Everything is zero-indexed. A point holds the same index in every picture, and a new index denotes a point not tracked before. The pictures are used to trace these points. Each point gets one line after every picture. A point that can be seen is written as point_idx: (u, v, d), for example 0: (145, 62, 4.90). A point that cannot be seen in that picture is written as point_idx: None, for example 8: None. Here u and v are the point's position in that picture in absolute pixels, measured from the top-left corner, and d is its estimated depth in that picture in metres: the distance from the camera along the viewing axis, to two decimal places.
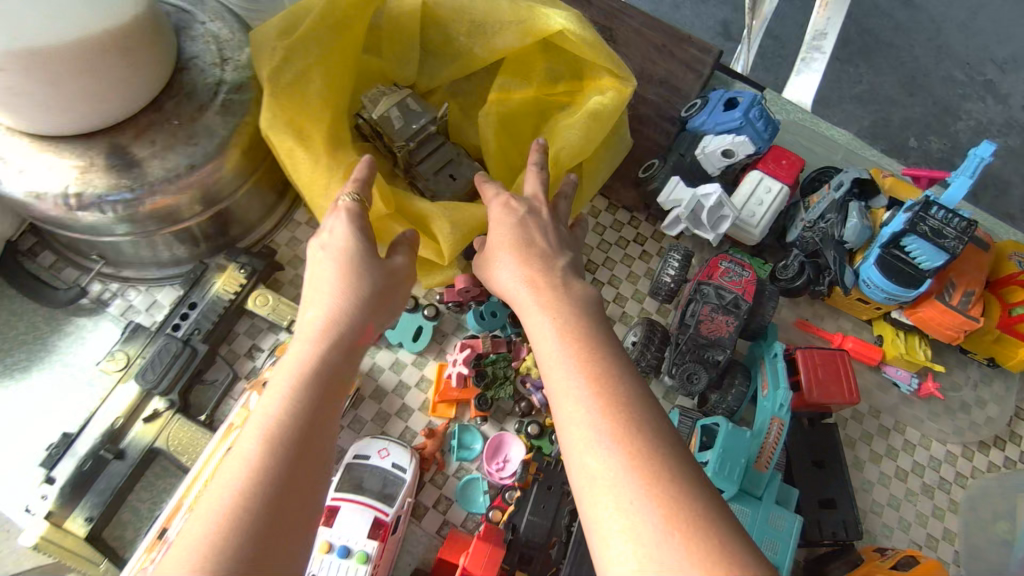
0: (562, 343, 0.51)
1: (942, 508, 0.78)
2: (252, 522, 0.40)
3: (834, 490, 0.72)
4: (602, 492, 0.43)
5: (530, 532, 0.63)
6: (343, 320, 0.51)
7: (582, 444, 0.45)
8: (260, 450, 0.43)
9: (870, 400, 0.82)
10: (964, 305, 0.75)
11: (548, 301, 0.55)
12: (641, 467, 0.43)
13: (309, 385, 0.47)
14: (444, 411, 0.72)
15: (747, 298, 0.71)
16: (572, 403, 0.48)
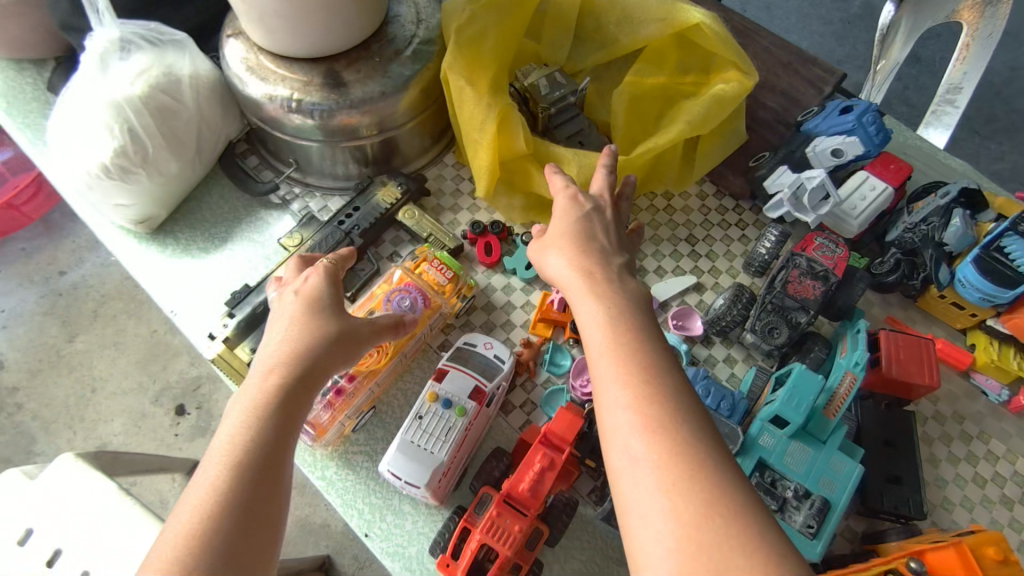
0: (607, 344, 0.57)
1: (1020, 522, 0.77)
2: (227, 510, 0.50)
3: (902, 469, 0.74)
4: (641, 474, 0.50)
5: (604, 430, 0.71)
6: (313, 352, 0.60)
7: (625, 432, 0.52)
8: (228, 459, 0.53)
9: (956, 404, 0.83)
10: None
11: (594, 297, 0.62)
12: (669, 466, 0.49)
13: (273, 401, 0.56)
14: (542, 329, 0.83)
15: (837, 272, 0.77)
16: (611, 398, 0.54)
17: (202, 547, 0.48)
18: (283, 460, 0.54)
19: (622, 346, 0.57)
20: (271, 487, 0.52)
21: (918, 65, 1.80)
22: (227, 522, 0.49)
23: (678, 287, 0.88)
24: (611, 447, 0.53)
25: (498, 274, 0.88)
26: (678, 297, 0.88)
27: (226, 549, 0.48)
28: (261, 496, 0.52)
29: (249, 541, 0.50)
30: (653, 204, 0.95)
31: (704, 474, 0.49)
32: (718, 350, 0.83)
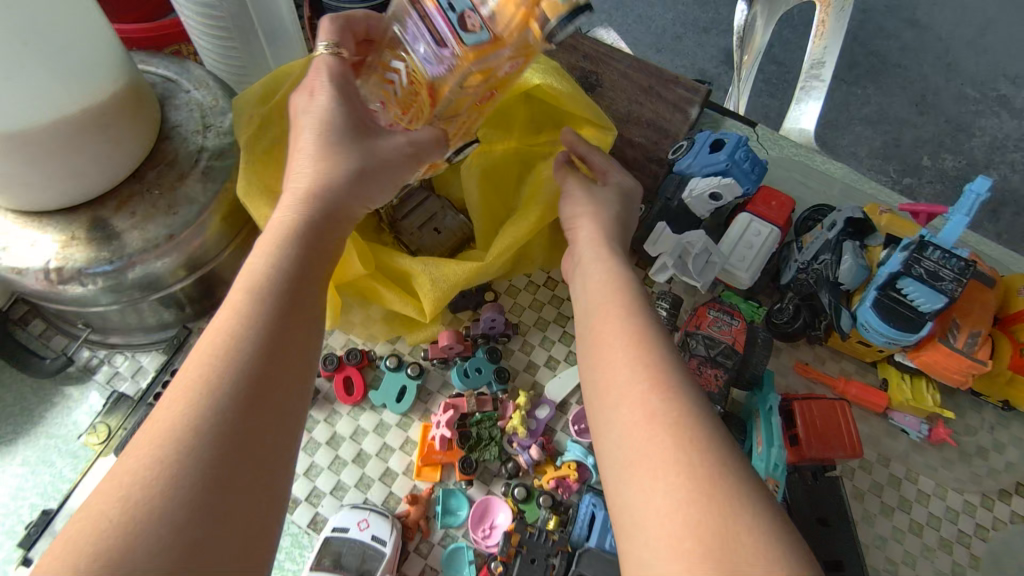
0: (615, 320, 0.54)
1: (962, 563, 0.74)
2: (195, 447, 0.39)
3: (842, 551, 0.68)
4: (655, 477, 0.43)
5: None
6: (287, 263, 0.51)
7: (638, 426, 0.46)
8: (231, 319, 0.46)
9: (878, 447, 0.78)
10: (970, 347, 0.71)
11: (601, 279, 0.60)
12: (680, 432, 0.45)
13: (262, 297, 0.48)
14: (429, 475, 0.71)
15: (737, 347, 0.69)
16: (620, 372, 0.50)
17: (177, 463, 0.38)
18: (275, 392, 0.44)
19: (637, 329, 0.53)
20: (256, 438, 0.42)
21: (782, 23, 1.80)
22: (206, 435, 0.40)
23: (574, 380, 0.78)
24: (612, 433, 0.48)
25: (367, 412, 0.74)
26: (576, 392, 0.78)
27: (194, 491, 0.38)
28: (240, 437, 0.41)
29: (222, 501, 0.39)
30: (532, 282, 0.84)
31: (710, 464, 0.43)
32: None
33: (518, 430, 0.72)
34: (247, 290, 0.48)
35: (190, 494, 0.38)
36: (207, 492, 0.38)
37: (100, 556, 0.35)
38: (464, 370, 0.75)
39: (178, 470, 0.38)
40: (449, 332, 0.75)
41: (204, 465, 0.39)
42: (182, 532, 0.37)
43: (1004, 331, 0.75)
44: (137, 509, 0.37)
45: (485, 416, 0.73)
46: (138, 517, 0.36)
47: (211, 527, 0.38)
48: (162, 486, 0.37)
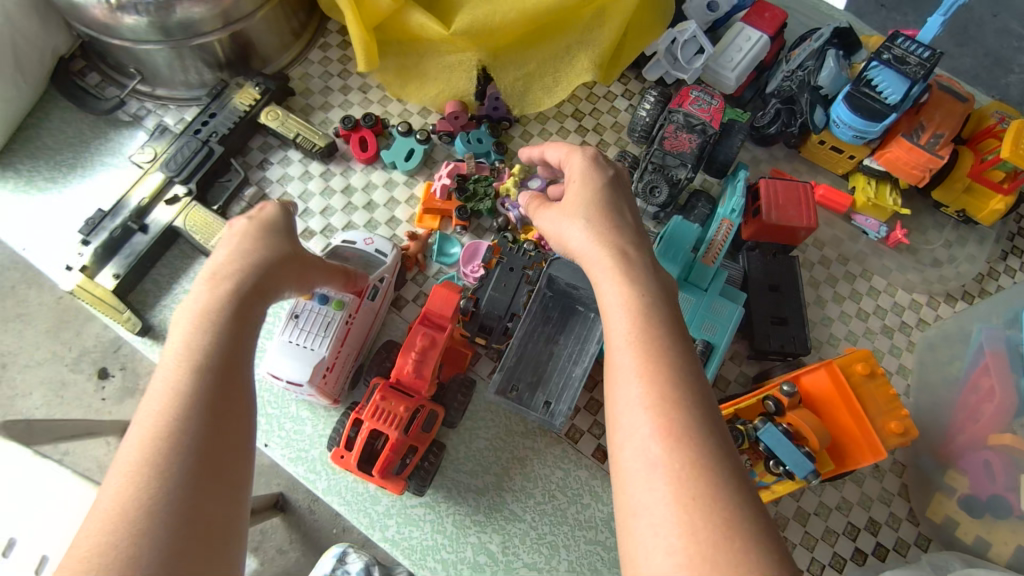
0: (630, 348, 0.47)
1: (899, 347, 0.82)
2: (186, 445, 0.37)
3: (788, 311, 0.77)
4: (645, 475, 0.41)
5: (491, 304, 0.68)
6: (254, 263, 0.48)
7: (637, 438, 0.43)
8: (199, 336, 0.42)
9: (839, 246, 0.86)
10: (933, 145, 0.77)
11: (612, 281, 0.53)
12: (683, 484, 0.40)
13: (218, 320, 0.43)
14: (429, 222, 0.80)
15: (714, 124, 0.76)
16: (630, 394, 0.45)
17: (166, 451, 0.37)
18: (241, 394, 0.41)
19: (645, 354, 0.47)
20: (233, 434, 0.39)
21: None
22: (191, 441, 0.37)
23: None
24: (621, 437, 0.44)
25: (378, 171, 0.84)
26: None
27: (189, 489, 0.36)
28: (221, 440, 0.39)
29: (216, 499, 0.37)
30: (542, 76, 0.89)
31: (707, 489, 0.39)
32: None
33: (510, 193, 0.80)
34: (220, 293, 0.45)
35: (182, 491, 0.36)
36: (196, 504, 0.36)
37: (113, 564, 0.32)
38: (467, 138, 0.83)
39: (171, 465, 0.36)
40: (457, 102, 0.82)
41: (192, 458, 0.37)
42: (184, 512, 0.35)
43: (970, 147, 0.82)
44: (137, 516, 0.34)
45: (483, 177, 0.81)
46: (139, 523, 0.34)
47: (207, 511, 0.36)
48: (151, 504, 0.35)
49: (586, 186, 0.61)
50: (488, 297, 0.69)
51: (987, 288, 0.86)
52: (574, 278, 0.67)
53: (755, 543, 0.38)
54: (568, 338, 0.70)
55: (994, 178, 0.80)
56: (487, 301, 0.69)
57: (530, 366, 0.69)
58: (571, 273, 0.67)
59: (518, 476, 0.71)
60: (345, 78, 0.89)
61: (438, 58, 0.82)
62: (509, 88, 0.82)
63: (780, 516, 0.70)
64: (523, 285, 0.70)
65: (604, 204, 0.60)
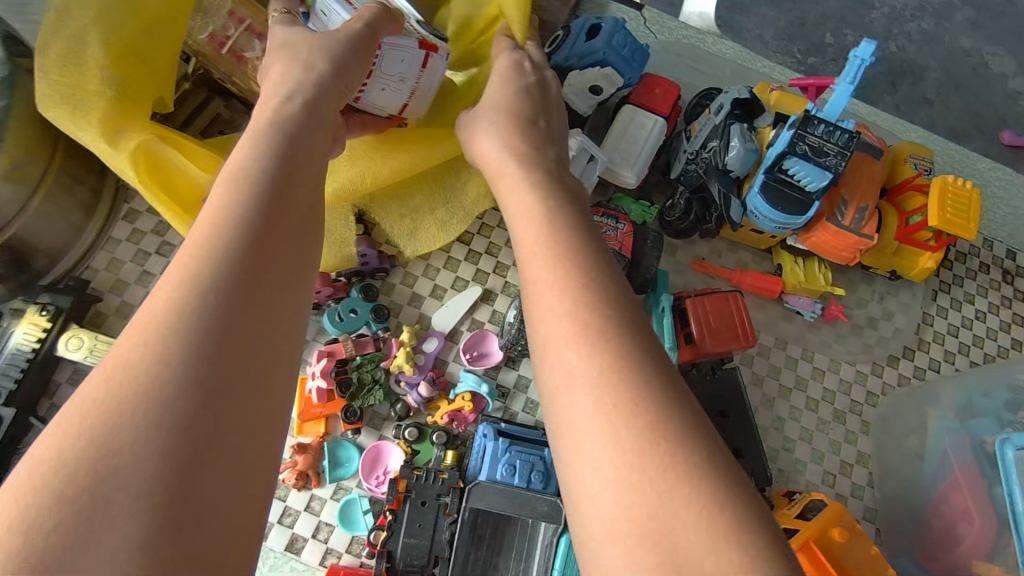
0: (564, 320, 0.38)
1: (854, 432, 0.76)
2: (180, 335, 0.32)
3: (740, 439, 0.68)
4: (575, 410, 0.35)
5: (408, 554, 0.57)
6: (247, 172, 0.41)
7: (560, 366, 0.37)
8: (204, 248, 0.36)
9: (775, 331, 0.78)
10: (858, 223, 0.70)
11: (536, 247, 0.44)
12: (612, 401, 0.34)
13: (214, 226, 0.37)
14: (313, 429, 0.65)
15: (624, 252, 0.66)
16: (552, 328, 0.39)
17: (148, 397, 0.30)
18: (250, 333, 0.34)
19: (595, 346, 0.36)
20: (235, 381, 0.32)
21: None
22: (178, 384, 0.30)
23: (460, 309, 0.72)
24: (566, 427, 0.35)
25: None
26: (467, 318, 0.73)
27: (166, 467, 0.28)
28: (212, 393, 0.31)
29: (202, 478, 0.29)
30: None
31: (647, 414, 0.34)
32: (526, 367, 0.71)
33: (405, 368, 0.66)
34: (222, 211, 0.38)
35: (161, 462, 0.28)
36: (175, 486, 0.28)
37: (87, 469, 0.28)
38: (337, 315, 0.68)
39: (156, 390, 0.30)
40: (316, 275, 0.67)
41: (184, 402, 0.30)
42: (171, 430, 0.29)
43: (891, 203, 0.76)
44: (97, 490, 0.27)
45: (367, 358, 0.67)
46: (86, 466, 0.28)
47: (190, 495, 0.29)
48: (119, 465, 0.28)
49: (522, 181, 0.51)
50: (403, 546, 0.57)
51: (926, 339, 0.81)
52: (502, 505, 0.57)
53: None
54: (508, 557, 0.58)
55: (922, 238, 0.74)
56: (403, 552, 0.57)
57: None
58: (494, 500, 0.57)
59: None
60: (166, 254, 0.71)
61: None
62: (397, 224, 0.71)
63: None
64: (443, 516, 0.58)
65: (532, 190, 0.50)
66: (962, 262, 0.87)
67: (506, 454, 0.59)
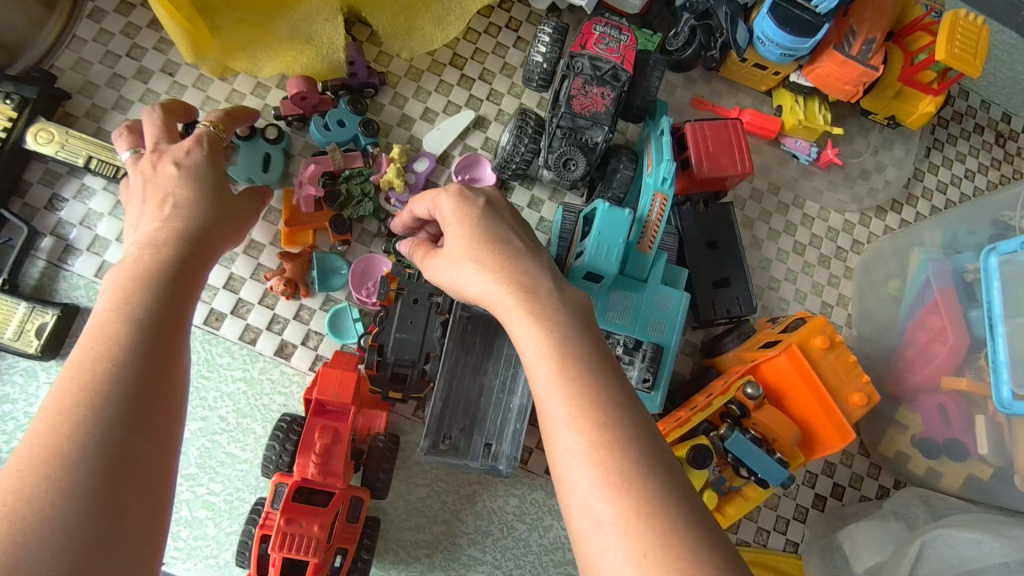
0: (557, 379, 0.34)
1: (837, 276, 0.77)
2: (129, 342, 0.35)
3: (728, 269, 0.69)
4: (597, 542, 0.30)
5: (398, 351, 0.56)
6: (190, 204, 0.46)
7: (574, 477, 0.31)
8: (139, 267, 0.40)
9: (769, 176, 0.77)
10: (865, 55, 0.68)
11: (518, 309, 0.39)
12: (637, 531, 0.29)
13: (154, 277, 0.39)
14: (303, 239, 0.64)
15: (626, 67, 0.62)
16: (561, 443, 0.33)
17: (106, 355, 0.33)
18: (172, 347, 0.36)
19: (587, 398, 0.33)
20: (172, 385, 0.35)
21: None
22: (127, 346, 0.34)
23: (452, 132, 0.70)
24: (565, 482, 0.32)
25: None
26: (459, 144, 0.71)
27: (107, 444, 0.30)
28: (149, 391, 0.33)
29: (144, 466, 0.31)
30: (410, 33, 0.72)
31: (666, 529, 0.29)
32: (519, 195, 0.70)
33: (394, 184, 0.64)
34: (169, 226, 0.44)
35: (106, 441, 0.30)
36: (116, 471, 0.30)
37: (69, 435, 0.30)
38: (325, 123, 0.65)
39: (108, 376, 0.32)
40: (299, 78, 0.63)
41: (125, 391, 0.32)
42: (122, 419, 0.31)
43: (896, 43, 0.74)
44: (45, 459, 0.29)
45: (354, 171, 0.64)
46: (74, 434, 0.30)
47: (120, 477, 0.30)
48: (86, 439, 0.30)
49: (459, 223, 0.44)
50: (393, 342, 0.56)
51: (915, 194, 0.81)
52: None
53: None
54: (496, 364, 0.58)
55: (925, 79, 0.73)
56: (393, 347, 0.56)
57: (459, 408, 0.57)
58: (486, 299, 0.55)
59: (470, 516, 0.63)
60: (138, 57, 0.66)
61: (289, 13, 0.64)
62: (390, 26, 0.68)
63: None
64: (434, 317, 0.58)
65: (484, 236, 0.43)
66: (958, 121, 0.85)
67: None
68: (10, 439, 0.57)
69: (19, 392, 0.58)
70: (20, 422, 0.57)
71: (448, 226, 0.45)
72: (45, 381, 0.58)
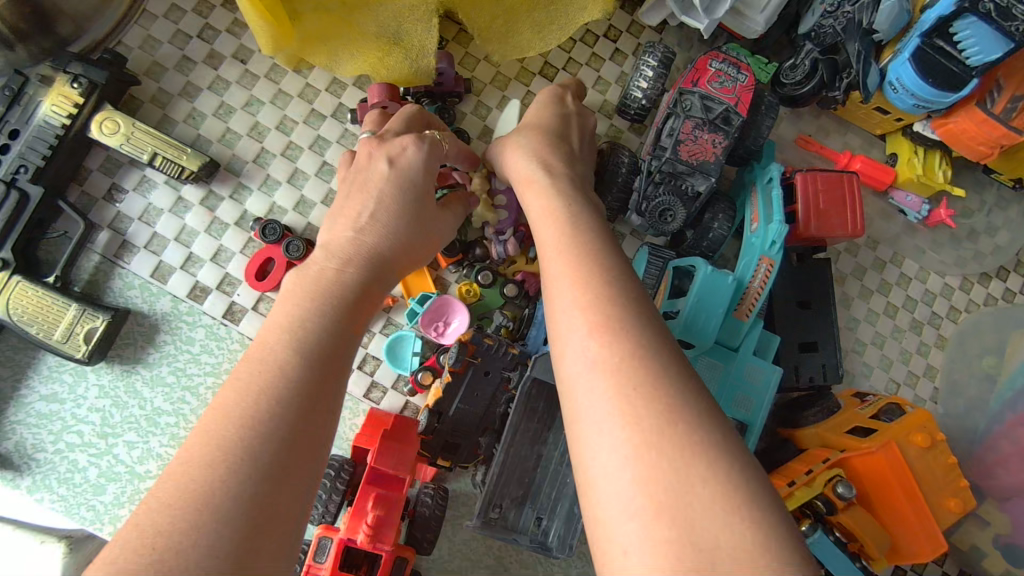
0: (583, 304, 0.33)
1: (928, 345, 0.71)
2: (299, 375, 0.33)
3: (817, 332, 0.63)
4: (588, 392, 0.31)
5: (459, 420, 0.53)
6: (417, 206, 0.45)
7: (574, 345, 0.33)
8: (319, 280, 0.38)
9: (869, 229, 0.71)
10: (1009, 115, 0.60)
11: (549, 225, 0.40)
12: (624, 380, 0.30)
13: (330, 297, 0.37)
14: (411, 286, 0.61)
15: (741, 111, 0.56)
16: (567, 315, 0.34)
17: (269, 385, 0.32)
18: (341, 370, 0.35)
19: (598, 310, 0.33)
20: (319, 416, 0.32)
21: None
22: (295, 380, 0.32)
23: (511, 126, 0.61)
24: (576, 392, 0.31)
25: (284, 189, 0.61)
26: None
27: (271, 465, 0.29)
28: (309, 409, 0.32)
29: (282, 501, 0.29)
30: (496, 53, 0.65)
31: (658, 387, 0.30)
32: None
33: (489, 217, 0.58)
34: (364, 234, 0.42)
35: (251, 504, 0.27)
36: (267, 493, 0.28)
37: (227, 476, 0.28)
38: None
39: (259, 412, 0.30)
40: (381, 85, 0.58)
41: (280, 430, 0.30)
42: (268, 458, 0.29)
43: None
44: (218, 477, 0.28)
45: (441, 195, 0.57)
46: (231, 474, 0.28)
47: (275, 499, 0.28)
48: (247, 453, 0.29)
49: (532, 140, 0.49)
50: (455, 411, 0.53)
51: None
52: None
53: (747, 521, 0.26)
54: (558, 436, 0.56)
55: None
56: (453, 416, 0.53)
57: (514, 478, 0.55)
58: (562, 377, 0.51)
59: (516, 563, 0.61)
60: (210, 40, 0.62)
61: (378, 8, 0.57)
62: (485, 30, 0.60)
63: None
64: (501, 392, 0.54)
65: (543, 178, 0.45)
66: None
67: None
68: (57, 440, 0.56)
69: (69, 392, 0.57)
70: (68, 424, 0.56)
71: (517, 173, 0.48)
72: (94, 384, 0.57)
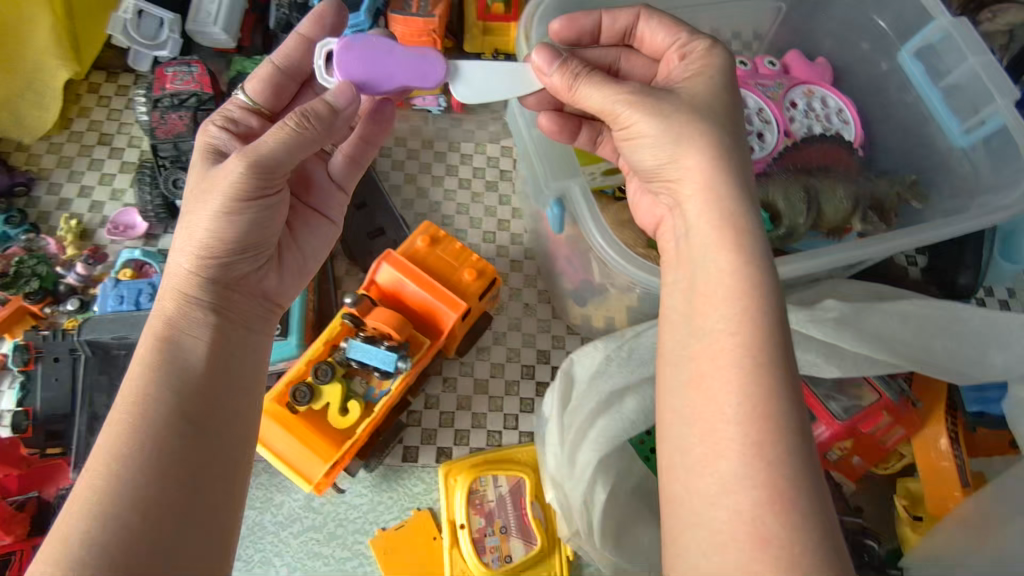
0: (736, 394, 0.36)
1: (506, 194, 0.85)
2: (148, 443, 0.39)
3: (383, 220, 0.77)
4: (713, 467, 0.35)
5: (49, 408, 0.60)
6: (223, 248, 0.47)
7: (695, 437, 0.36)
8: (147, 352, 0.44)
9: (417, 135, 0.86)
10: (424, 9, 0.79)
11: (715, 304, 0.39)
12: (762, 450, 0.34)
13: (172, 356, 0.43)
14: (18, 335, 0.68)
15: (207, 89, 0.70)
16: (709, 407, 0.37)
17: (144, 445, 0.39)
18: (224, 412, 0.43)
19: (748, 431, 0.35)
20: (193, 469, 0.39)
21: None
22: (152, 445, 0.39)
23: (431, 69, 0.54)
24: (692, 529, 0.35)
25: None
26: (115, 203, 0.77)
27: (142, 512, 0.36)
28: (199, 452, 0.40)
29: (151, 553, 0.35)
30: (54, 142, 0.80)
31: (790, 497, 0.33)
32: None
33: (71, 254, 0.73)
34: (211, 269, 0.48)
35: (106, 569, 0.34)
36: (130, 553, 0.35)
37: (89, 545, 0.34)
38: None
39: (130, 479, 0.37)
40: None
41: (148, 487, 0.37)
42: (133, 524, 0.36)
43: None
44: (84, 531, 0.35)
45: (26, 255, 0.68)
46: (79, 546, 0.34)
47: (151, 537, 0.36)
48: (114, 505, 0.36)
49: (704, 176, 0.43)
50: (42, 402, 0.60)
51: None
52: (115, 331, 0.60)
53: None
54: None
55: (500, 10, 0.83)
56: (43, 406, 0.60)
57: None
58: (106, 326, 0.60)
59: None
60: None
61: None
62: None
63: (416, 411, 0.73)
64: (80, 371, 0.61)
65: (713, 179, 0.43)
66: None
67: (116, 288, 0.63)
68: None
69: None
70: None
71: (689, 204, 0.44)
72: None
